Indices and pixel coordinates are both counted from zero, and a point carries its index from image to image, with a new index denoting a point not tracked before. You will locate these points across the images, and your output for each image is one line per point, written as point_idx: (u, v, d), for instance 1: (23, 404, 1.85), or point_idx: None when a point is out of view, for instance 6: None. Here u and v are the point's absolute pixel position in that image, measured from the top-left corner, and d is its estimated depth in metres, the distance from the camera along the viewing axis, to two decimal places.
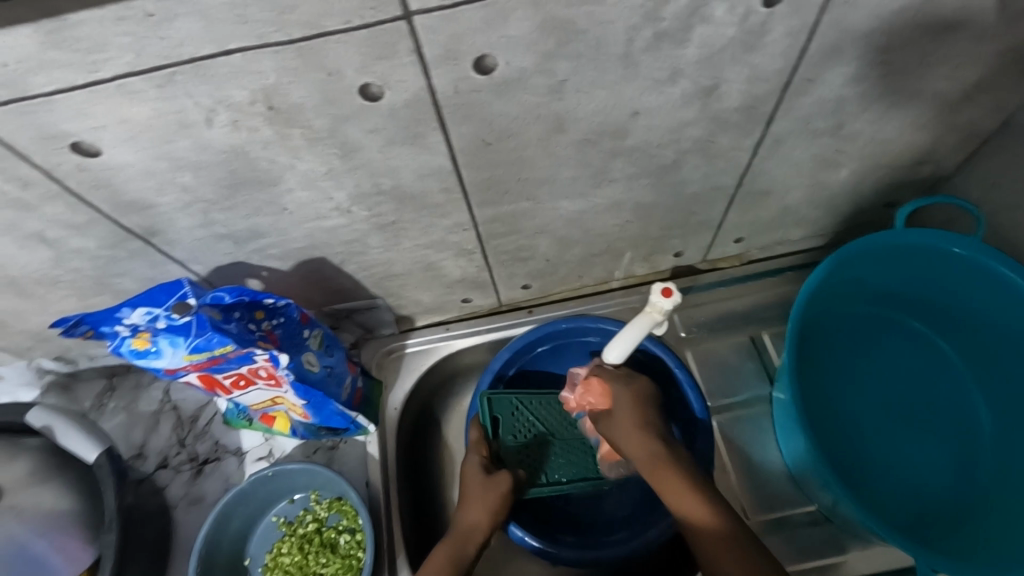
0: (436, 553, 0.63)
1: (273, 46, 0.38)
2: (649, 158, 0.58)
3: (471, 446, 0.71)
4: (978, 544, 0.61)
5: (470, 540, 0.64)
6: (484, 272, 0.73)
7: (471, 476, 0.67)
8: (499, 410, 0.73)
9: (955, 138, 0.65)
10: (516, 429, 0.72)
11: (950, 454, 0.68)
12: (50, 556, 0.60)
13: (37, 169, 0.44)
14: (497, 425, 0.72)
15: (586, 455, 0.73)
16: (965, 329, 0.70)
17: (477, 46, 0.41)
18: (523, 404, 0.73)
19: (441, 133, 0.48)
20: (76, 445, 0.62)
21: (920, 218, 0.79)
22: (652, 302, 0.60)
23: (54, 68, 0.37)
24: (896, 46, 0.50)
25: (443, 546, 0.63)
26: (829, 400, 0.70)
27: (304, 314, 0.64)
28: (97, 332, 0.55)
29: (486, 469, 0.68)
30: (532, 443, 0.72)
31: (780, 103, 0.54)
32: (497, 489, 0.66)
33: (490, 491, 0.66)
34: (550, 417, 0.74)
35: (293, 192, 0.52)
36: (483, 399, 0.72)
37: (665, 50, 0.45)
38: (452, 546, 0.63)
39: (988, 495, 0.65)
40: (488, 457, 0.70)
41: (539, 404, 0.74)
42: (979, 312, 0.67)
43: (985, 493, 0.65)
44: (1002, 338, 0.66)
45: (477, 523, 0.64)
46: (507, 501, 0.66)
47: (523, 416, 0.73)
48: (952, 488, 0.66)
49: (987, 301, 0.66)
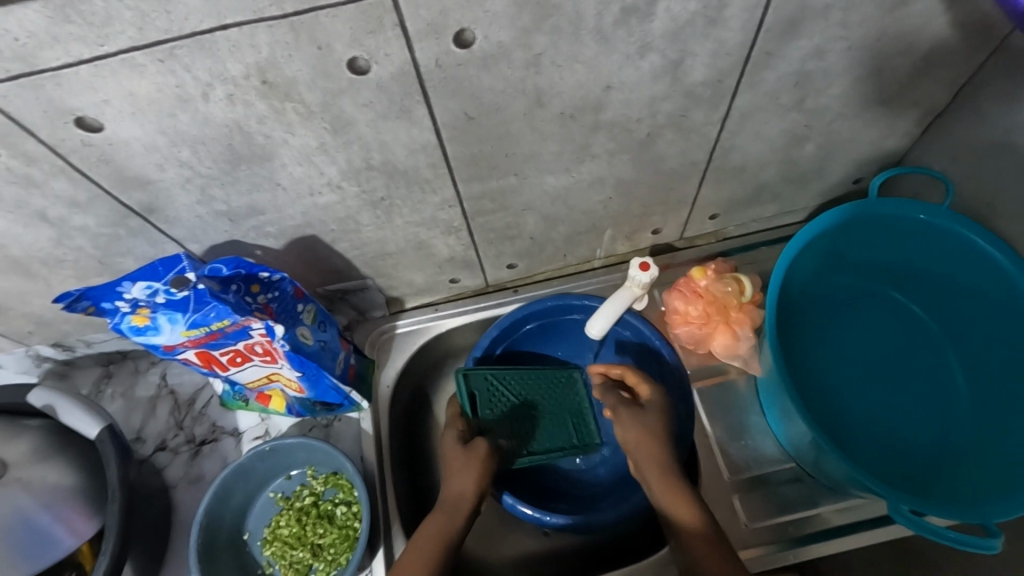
0: (427, 523, 0.65)
1: (268, 21, 0.41)
2: (626, 132, 0.61)
3: (449, 422, 0.73)
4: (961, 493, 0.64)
5: (459, 509, 0.66)
6: (472, 251, 0.76)
7: (450, 447, 0.70)
8: (476, 386, 0.74)
9: (914, 113, 0.69)
10: (495, 402, 0.74)
11: (934, 410, 0.71)
12: (55, 528, 0.61)
13: (44, 144, 0.47)
14: (474, 401, 0.74)
15: (563, 426, 0.76)
16: (944, 295, 0.74)
17: (458, 20, 0.44)
18: (497, 379, 0.76)
19: (427, 107, 0.51)
20: (79, 422, 0.64)
21: (899, 183, 0.82)
22: (631, 277, 0.69)
23: (62, 42, 0.40)
24: (850, 21, 0.54)
25: (433, 516, 0.66)
26: (815, 366, 0.74)
27: (298, 289, 0.66)
28: (99, 308, 0.57)
29: (463, 440, 0.70)
30: (510, 414, 0.74)
31: (745, 76, 0.57)
32: (478, 456, 0.68)
33: (470, 460, 0.68)
34: (524, 389, 0.76)
35: (288, 168, 0.55)
36: (458, 376, 0.74)
37: (634, 24, 0.49)
38: (442, 516, 0.66)
39: (969, 447, 0.68)
40: (465, 430, 0.72)
41: (511, 379, 0.76)
42: (955, 277, 0.72)
43: (966, 446, 0.68)
44: (977, 299, 0.70)
45: (465, 490, 0.67)
46: (487, 465, 0.68)
47: (498, 390, 0.75)
48: (933, 444, 0.69)
49: (960, 262, 0.70)
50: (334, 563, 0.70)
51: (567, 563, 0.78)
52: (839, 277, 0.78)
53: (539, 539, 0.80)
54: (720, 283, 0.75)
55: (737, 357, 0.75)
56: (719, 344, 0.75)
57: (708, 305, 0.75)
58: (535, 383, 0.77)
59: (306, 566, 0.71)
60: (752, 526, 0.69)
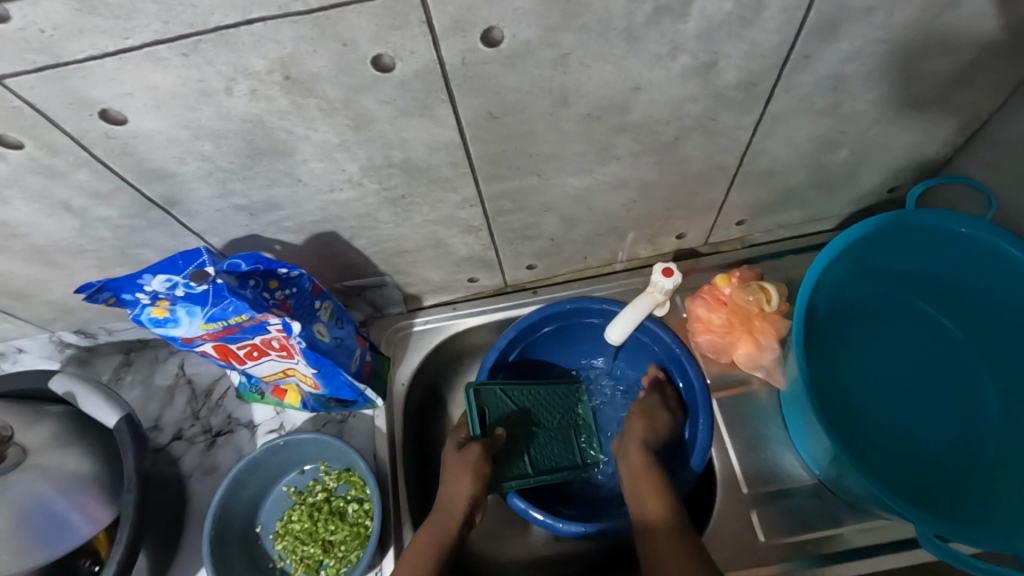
0: (418, 536, 0.65)
1: (292, 16, 0.40)
2: (652, 134, 0.59)
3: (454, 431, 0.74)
4: (987, 520, 0.62)
5: (450, 516, 0.66)
6: (491, 251, 0.75)
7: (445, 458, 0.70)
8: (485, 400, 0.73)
9: (956, 121, 0.66)
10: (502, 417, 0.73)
11: (963, 433, 0.68)
12: (72, 513, 0.61)
13: (67, 136, 0.47)
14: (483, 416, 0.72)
15: (564, 447, 0.76)
16: (982, 312, 0.71)
17: (485, 18, 0.43)
18: (507, 395, 0.74)
19: (450, 105, 0.50)
20: (97, 411, 0.65)
21: (936, 193, 0.79)
22: (653, 282, 0.67)
23: (87, 34, 0.39)
24: (894, 24, 0.52)
25: (424, 528, 0.65)
26: (840, 381, 0.71)
27: (316, 285, 0.65)
28: (119, 299, 0.57)
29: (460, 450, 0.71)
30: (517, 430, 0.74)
31: (779, 79, 0.55)
32: (467, 466, 0.68)
33: (461, 471, 0.68)
34: (522, 399, 0.75)
35: (308, 163, 0.54)
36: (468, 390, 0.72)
37: (667, 24, 0.47)
38: (433, 529, 0.65)
39: (999, 471, 0.65)
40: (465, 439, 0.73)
41: (522, 395, 0.75)
42: (993, 294, 0.69)
43: (996, 469, 0.66)
44: (1013, 317, 0.68)
45: (458, 502, 0.66)
46: (478, 471, 0.67)
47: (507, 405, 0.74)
48: (960, 466, 0.67)
49: (999, 278, 0.67)
50: (344, 560, 0.70)
51: (577, 568, 0.77)
52: (872, 288, 0.76)
53: (549, 544, 0.79)
54: (744, 291, 0.73)
55: (760, 367, 0.72)
56: (743, 353, 0.72)
57: (732, 314, 0.73)
58: (548, 402, 0.77)
59: (316, 562, 0.71)
60: (769, 543, 0.67)
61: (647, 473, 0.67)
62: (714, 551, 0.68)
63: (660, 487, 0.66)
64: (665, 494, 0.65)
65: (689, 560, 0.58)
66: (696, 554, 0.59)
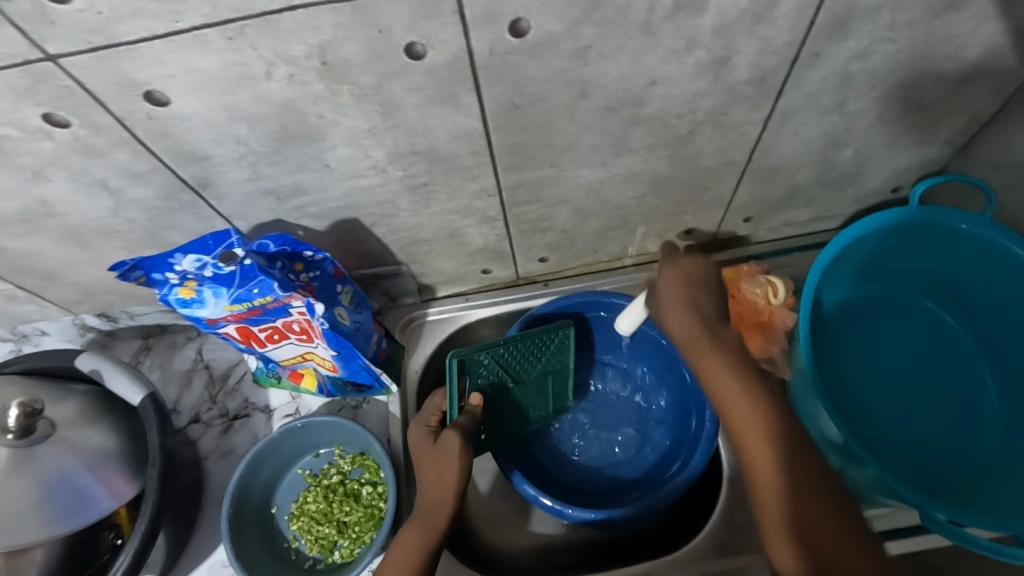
0: (404, 532, 0.63)
1: (332, 3, 0.43)
2: (666, 128, 0.62)
3: (427, 408, 0.72)
4: (988, 505, 0.64)
5: (439, 512, 0.63)
6: (505, 242, 0.77)
7: (423, 448, 0.68)
8: (469, 366, 0.72)
9: (958, 120, 0.68)
10: (483, 379, 0.73)
11: (963, 423, 0.70)
12: (94, 489, 0.63)
13: (112, 116, 0.49)
14: (468, 384, 0.72)
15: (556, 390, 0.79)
16: (979, 308, 0.73)
17: (513, 9, 0.46)
18: (493, 354, 0.73)
19: (475, 94, 0.53)
20: (122, 388, 0.67)
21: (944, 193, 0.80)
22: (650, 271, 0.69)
23: (140, 17, 0.42)
24: (898, 22, 0.54)
25: (410, 524, 0.64)
26: (843, 371, 0.73)
27: (339, 270, 0.68)
28: (149, 278, 0.60)
29: (432, 438, 0.69)
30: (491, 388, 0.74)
31: (790, 76, 0.58)
32: (448, 456, 0.65)
33: (445, 462, 0.65)
34: (521, 372, 0.75)
35: (336, 149, 0.56)
36: (451, 360, 0.70)
37: (683, 19, 0.50)
38: (420, 525, 0.63)
39: (999, 460, 0.67)
40: (436, 426, 0.71)
41: (506, 351, 0.73)
42: (991, 290, 0.71)
43: (995, 459, 0.67)
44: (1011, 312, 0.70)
45: (444, 496, 0.64)
46: (458, 461, 0.65)
47: (490, 366, 0.73)
48: (961, 456, 0.69)
49: (999, 275, 0.69)
50: (359, 540, 0.71)
51: (584, 557, 0.79)
52: (875, 285, 0.78)
53: (558, 531, 0.80)
54: (753, 285, 0.73)
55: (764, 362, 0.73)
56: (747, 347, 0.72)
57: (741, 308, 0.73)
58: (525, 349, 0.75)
59: (331, 542, 0.72)
60: None
61: (712, 349, 0.59)
62: (730, 542, 0.70)
63: (753, 387, 0.57)
64: (732, 364, 0.58)
65: (779, 496, 0.52)
66: (788, 482, 0.52)
